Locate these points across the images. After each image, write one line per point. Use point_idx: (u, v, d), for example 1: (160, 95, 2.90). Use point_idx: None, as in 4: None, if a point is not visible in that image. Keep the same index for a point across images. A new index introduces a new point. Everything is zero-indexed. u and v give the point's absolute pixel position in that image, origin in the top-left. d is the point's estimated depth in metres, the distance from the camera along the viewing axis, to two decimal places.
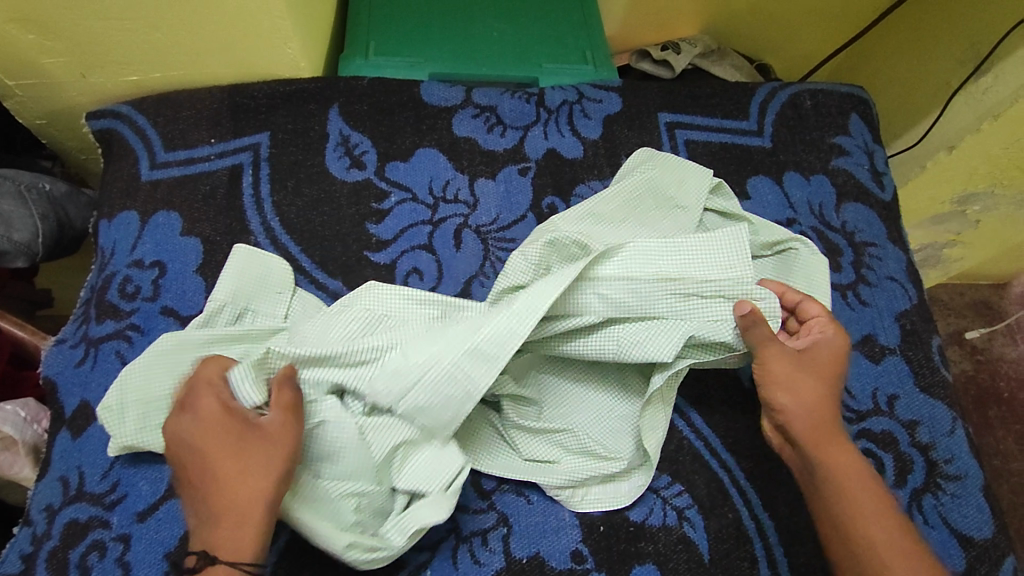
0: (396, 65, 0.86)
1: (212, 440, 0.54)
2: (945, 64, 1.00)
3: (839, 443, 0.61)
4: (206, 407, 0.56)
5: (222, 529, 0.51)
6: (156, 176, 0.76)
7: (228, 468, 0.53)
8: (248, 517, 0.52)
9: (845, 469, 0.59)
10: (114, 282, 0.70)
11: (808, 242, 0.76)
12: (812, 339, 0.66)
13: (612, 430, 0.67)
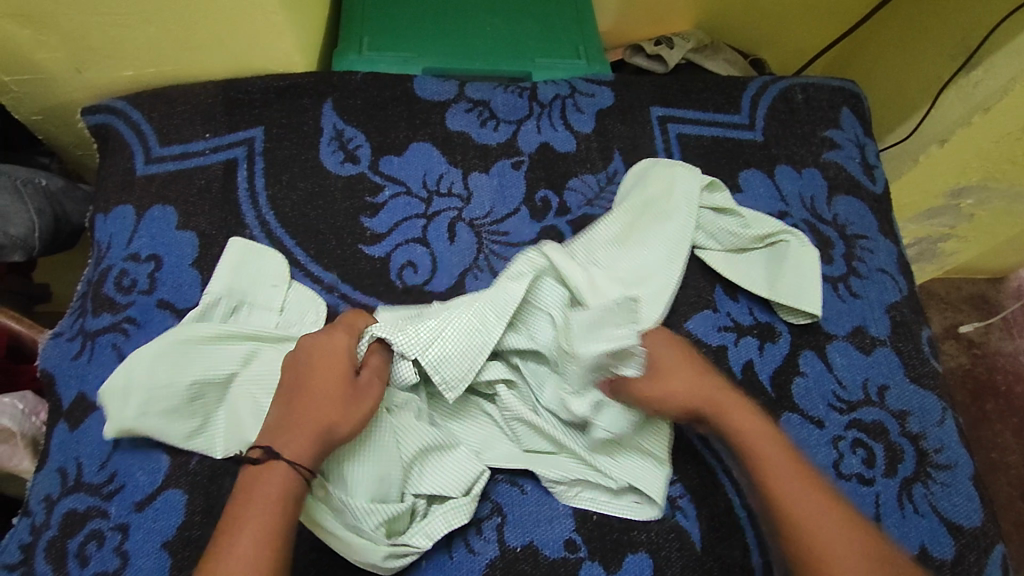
0: (390, 60, 0.86)
1: (319, 369, 0.60)
2: (937, 58, 1.00)
3: (738, 408, 0.63)
4: (336, 342, 0.62)
5: (294, 436, 0.56)
6: (151, 171, 0.77)
7: (329, 398, 0.58)
8: (317, 438, 0.57)
9: (751, 434, 0.62)
10: (110, 275, 0.71)
11: (801, 236, 0.77)
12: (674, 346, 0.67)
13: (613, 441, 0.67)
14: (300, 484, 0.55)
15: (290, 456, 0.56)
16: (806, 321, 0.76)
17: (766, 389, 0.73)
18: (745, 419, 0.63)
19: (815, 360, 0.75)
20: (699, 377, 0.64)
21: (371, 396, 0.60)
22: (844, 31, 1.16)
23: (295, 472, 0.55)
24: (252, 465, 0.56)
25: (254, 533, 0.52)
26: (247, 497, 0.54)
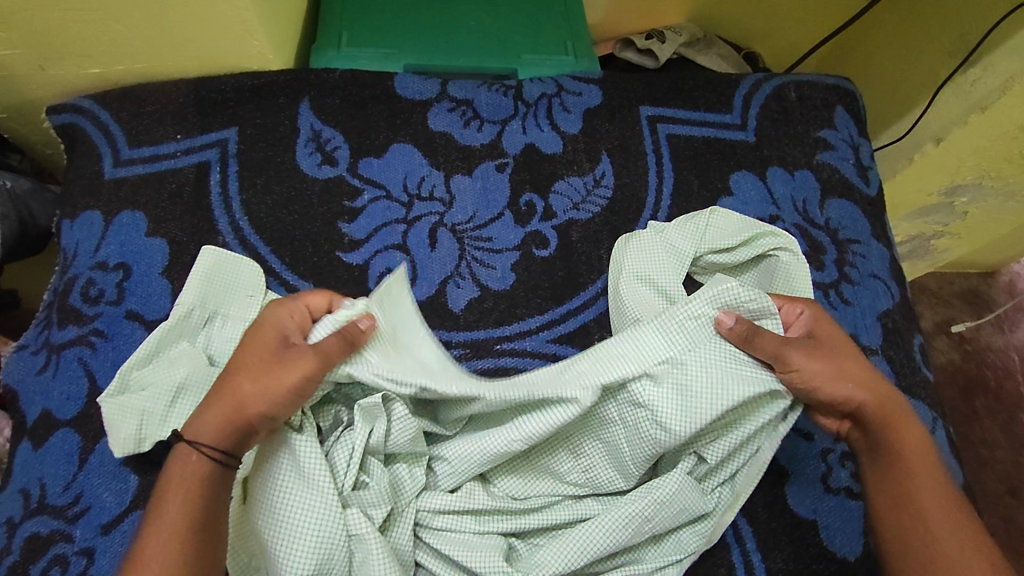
0: (370, 56, 0.83)
1: (256, 341, 0.57)
2: (934, 54, 0.98)
3: (905, 417, 0.60)
4: (276, 313, 0.59)
5: (206, 417, 0.53)
6: (119, 174, 0.73)
7: (250, 376, 0.54)
8: (227, 417, 0.53)
9: (915, 443, 0.59)
10: (76, 285, 0.68)
11: (795, 251, 0.73)
12: (812, 322, 0.63)
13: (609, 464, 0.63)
14: (208, 467, 0.52)
15: (197, 440, 0.52)
16: None
17: None
18: (904, 421, 0.60)
19: None
20: (863, 376, 0.60)
21: (295, 366, 0.54)
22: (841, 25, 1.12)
23: (197, 452, 0.52)
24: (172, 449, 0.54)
25: (164, 515, 0.50)
26: (161, 483, 0.52)
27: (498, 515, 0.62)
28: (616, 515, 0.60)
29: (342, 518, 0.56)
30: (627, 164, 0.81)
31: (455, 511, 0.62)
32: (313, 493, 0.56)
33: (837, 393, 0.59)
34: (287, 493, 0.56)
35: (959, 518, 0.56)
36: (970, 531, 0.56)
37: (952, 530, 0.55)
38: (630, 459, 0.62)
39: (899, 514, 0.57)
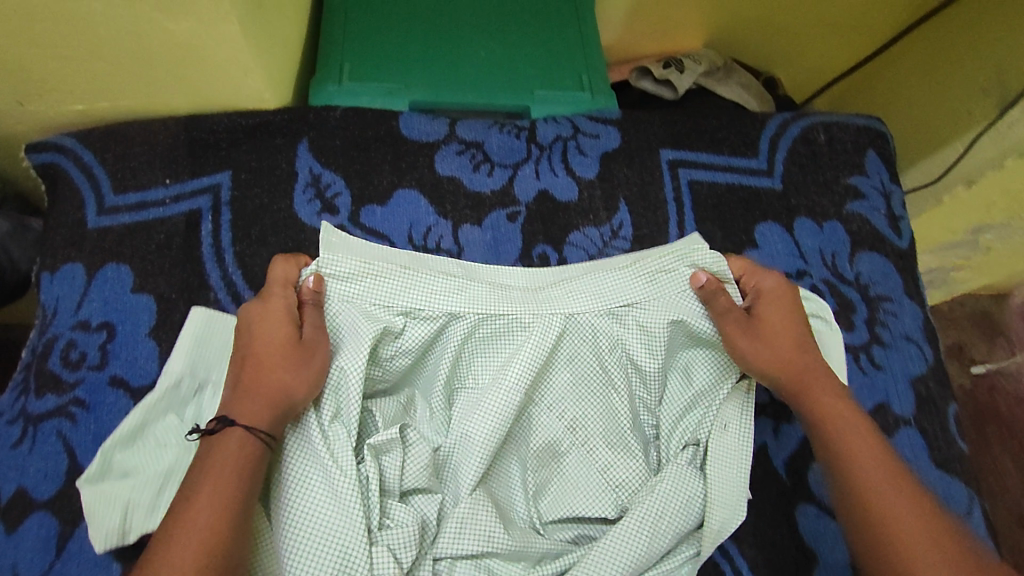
0: (373, 92, 0.77)
1: (263, 328, 0.58)
2: (966, 91, 0.92)
3: (818, 376, 0.61)
4: (273, 294, 0.59)
5: (247, 403, 0.54)
6: (104, 224, 0.68)
7: (283, 366, 0.55)
8: (266, 403, 0.54)
9: (829, 407, 0.59)
10: (56, 348, 0.63)
11: (826, 318, 0.69)
12: (755, 293, 0.66)
13: (599, 468, 0.63)
14: (262, 448, 0.52)
15: (245, 424, 0.53)
16: None
17: (781, 475, 0.67)
18: (822, 383, 0.61)
19: None
20: (792, 345, 0.62)
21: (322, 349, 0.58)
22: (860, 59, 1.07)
23: (251, 437, 0.52)
24: (208, 437, 0.53)
25: (210, 506, 0.48)
26: (202, 473, 0.50)
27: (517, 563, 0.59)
28: (636, 514, 0.59)
29: (363, 565, 0.53)
30: (646, 213, 0.76)
31: (474, 557, 0.58)
32: (333, 535, 0.53)
33: (776, 356, 0.61)
34: (301, 534, 0.53)
35: (881, 465, 0.55)
36: (903, 482, 0.54)
37: (889, 496, 0.53)
38: (619, 438, 0.65)
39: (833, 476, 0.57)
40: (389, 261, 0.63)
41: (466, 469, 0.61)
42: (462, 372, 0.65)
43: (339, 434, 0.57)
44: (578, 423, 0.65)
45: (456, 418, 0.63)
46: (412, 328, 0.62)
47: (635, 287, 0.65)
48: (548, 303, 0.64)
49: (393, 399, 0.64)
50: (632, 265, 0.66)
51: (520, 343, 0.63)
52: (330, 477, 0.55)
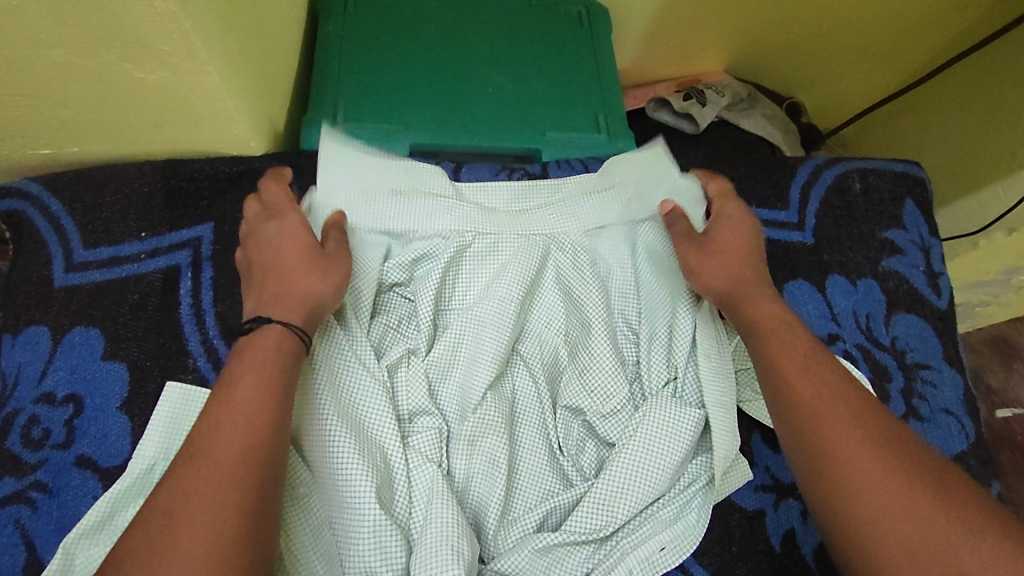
0: (369, 135, 0.70)
1: (275, 250, 0.55)
2: (1008, 133, 0.87)
3: (758, 293, 0.58)
4: (269, 213, 0.57)
5: (281, 304, 0.51)
6: (72, 281, 0.62)
7: (313, 272, 0.54)
8: (297, 309, 0.52)
9: (769, 316, 0.57)
10: (16, 424, 0.57)
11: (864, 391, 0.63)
12: (717, 217, 0.64)
13: (599, 387, 0.62)
14: (297, 347, 0.50)
15: (282, 320, 0.51)
16: None
17: (812, 567, 0.61)
18: (761, 299, 0.58)
19: None
20: (743, 260, 0.60)
21: (343, 261, 0.56)
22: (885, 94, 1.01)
23: (290, 334, 0.50)
24: (242, 335, 0.50)
25: (259, 383, 0.47)
26: (241, 363, 0.48)
27: (538, 488, 0.59)
28: (636, 438, 0.58)
29: (399, 459, 0.55)
30: None
31: (502, 478, 0.57)
32: (363, 439, 0.54)
33: (725, 280, 0.59)
34: (339, 445, 0.53)
35: (818, 376, 0.52)
36: (842, 384, 0.52)
37: (882, 506, 0.45)
38: (608, 364, 0.62)
39: (769, 387, 0.54)
40: (382, 186, 0.66)
41: (472, 380, 0.60)
42: (445, 295, 0.65)
43: (349, 346, 0.57)
44: (577, 347, 0.64)
45: (454, 336, 0.62)
46: (397, 262, 0.65)
47: (610, 211, 0.69)
48: (526, 227, 0.67)
49: (381, 321, 0.63)
50: (598, 228, 0.69)
51: (506, 266, 0.65)
52: (358, 377, 0.56)
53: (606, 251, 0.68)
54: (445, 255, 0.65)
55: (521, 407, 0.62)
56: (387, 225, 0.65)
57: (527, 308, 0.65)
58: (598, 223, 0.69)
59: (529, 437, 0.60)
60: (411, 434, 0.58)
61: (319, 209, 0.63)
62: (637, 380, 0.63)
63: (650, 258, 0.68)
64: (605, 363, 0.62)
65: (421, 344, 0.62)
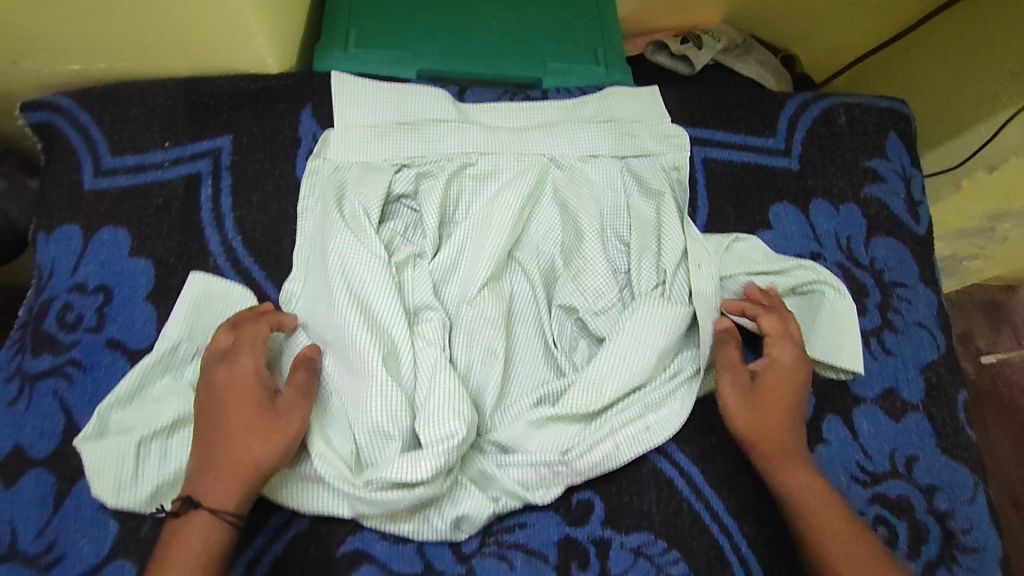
0: (380, 59, 0.75)
1: (234, 396, 0.56)
2: (992, 76, 0.90)
3: (796, 459, 0.60)
4: (236, 351, 0.57)
5: (217, 479, 0.53)
6: (100, 186, 0.67)
7: (252, 435, 0.54)
8: (240, 476, 0.54)
9: (805, 487, 0.59)
10: (51, 309, 0.63)
11: (839, 287, 0.67)
12: (767, 362, 0.63)
13: (591, 288, 0.66)
14: (228, 531, 0.53)
15: (210, 504, 0.53)
16: (844, 376, 0.70)
17: None
18: (794, 463, 0.59)
19: (839, 426, 0.69)
20: (779, 411, 0.60)
21: (296, 417, 0.56)
22: (873, 47, 1.04)
23: (217, 523, 0.53)
24: (173, 520, 0.53)
25: None
26: (164, 554, 0.51)
27: (535, 376, 0.64)
28: (626, 326, 0.62)
29: (405, 341, 0.59)
30: None
31: (496, 365, 0.62)
32: (375, 321, 0.59)
33: (759, 423, 0.60)
34: (349, 322, 0.58)
35: (846, 538, 0.56)
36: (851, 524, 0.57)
37: None
38: (601, 265, 0.67)
39: (789, 515, 0.59)
40: (388, 117, 0.71)
41: (471, 277, 0.64)
42: (449, 208, 0.69)
43: (361, 245, 0.62)
44: (571, 254, 0.68)
45: (457, 239, 0.66)
46: (405, 177, 0.69)
47: (600, 142, 0.73)
48: (523, 148, 0.71)
49: (391, 226, 0.67)
50: (590, 156, 0.72)
51: (508, 181, 0.68)
52: (368, 269, 0.61)
53: (601, 174, 0.71)
54: (457, 175, 0.69)
55: (520, 310, 0.67)
56: (395, 152, 0.70)
57: (526, 218, 0.69)
58: (589, 150, 0.72)
59: (527, 332, 0.66)
60: (419, 322, 0.62)
61: (338, 137, 0.69)
62: (627, 287, 0.68)
63: (638, 184, 0.72)
64: (598, 268, 0.67)
65: (428, 247, 0.66)
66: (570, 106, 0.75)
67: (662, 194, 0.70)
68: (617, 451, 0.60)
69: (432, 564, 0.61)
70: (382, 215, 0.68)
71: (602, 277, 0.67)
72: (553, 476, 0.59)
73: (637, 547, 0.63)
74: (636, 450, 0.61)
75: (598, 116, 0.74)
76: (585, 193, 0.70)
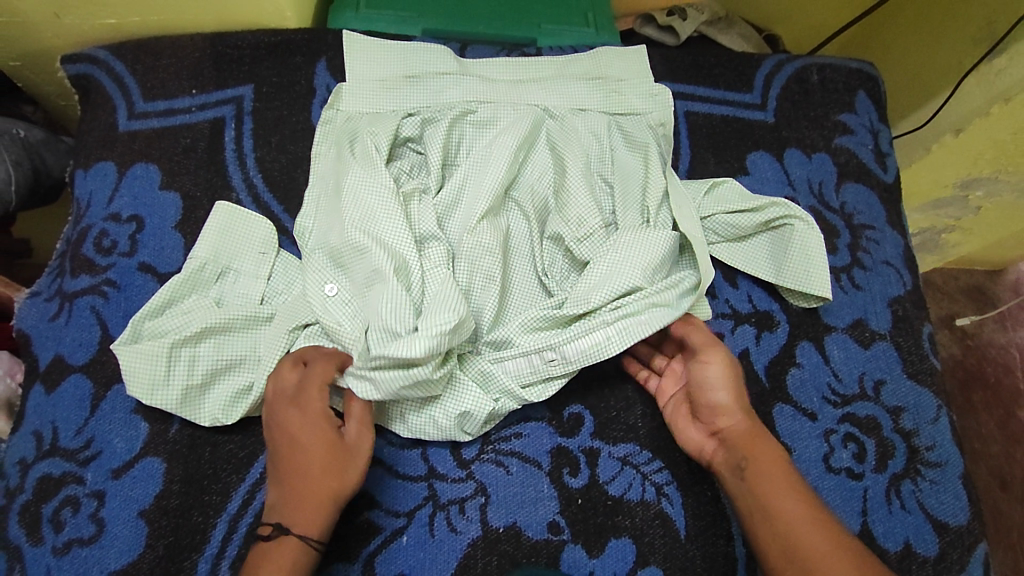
0: (388, 19, 0.83)
1: (307, 437, 0.58)
2: (956, 44, 0.95)
3: (758, 435, 0.62)
4: (309, 394, 0.59)
5: (301, 511, 0.56)
6: (134, 127, 0.73)
7: (325, 470, 0.57)
8: (320, 506, 0.56)
9: (743, 431, 0.63)
10: (90, 236, 0.69)
11: (807, 220, 0.74)
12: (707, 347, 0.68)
13: (583, 223, 0.71)
14: (312, 554, 0.56)
15: (299, 530, 0.55)
16: (816, 304, 0.75)
17: (762, 380, 0.72)
18: (762, 444, 0.62)
19: (812, 352, 0.74)
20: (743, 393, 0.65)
21: (365, 449, 0.59)
22: (848, 21, 1.11)
23: (304, 546, 0.55)
24: (263, 542, 0.56)
25: None
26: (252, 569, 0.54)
27: (523, 304, 0.71)
28: (616, 248, 0.68)
29: (415, 262, 0.65)
30: None
31: (493, 289, 0.68)
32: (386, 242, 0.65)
33: (713, 388, 0.64)
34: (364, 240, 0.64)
35: (798, 496, 0.58)
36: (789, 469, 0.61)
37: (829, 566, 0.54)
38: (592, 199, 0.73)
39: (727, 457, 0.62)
40: (396, 73, 0.77)
41: (471, 210, 0.70)
42: (451, 151, 0.75)
43: (372, 178, 0.68)
44: (562, 192, 0.74)
45: (458, 178, 0.72)
46: (411, 122, 0.75)
47: (590, 97, 0.79)
48: (520, 99, 0.77)
49: (393, 166, 0.73)
50: (580, 109, 0.79)
51: (506, 126, 0.74)
52: (378, 199, 0.67)
53: (591, 122, 0.78)
54: (461, 121, 0.75)
55: (520, 243, 0.73)
56: (402, 104, 0.76)
57: (523, 161, 0.74)
58: (579, 103, 0.79)
59: (524, 260, 0.72)
60: (426, 248, 0.68)
61: (350, 87, 0.75)
62: (614, 222, 0.73)
63: (625, 136, 0.78)
64: (586, 201, 0.72)
65: (433, 184, 0.72)
66: (562, 63, 0.82)
67: (647, 144, 0.76)
68: (607, 343, 0.66)
69: (435, 468, 0.66)
70: (391, 156, 0.75)
71: (591, 215, 0.72)
72: (544, 366, 0.66)
73: (624, 456, 0.68)
74: (627, 341, 0.65)
75: (589, 73, 0.81)
76: (575, 139, 0.76)
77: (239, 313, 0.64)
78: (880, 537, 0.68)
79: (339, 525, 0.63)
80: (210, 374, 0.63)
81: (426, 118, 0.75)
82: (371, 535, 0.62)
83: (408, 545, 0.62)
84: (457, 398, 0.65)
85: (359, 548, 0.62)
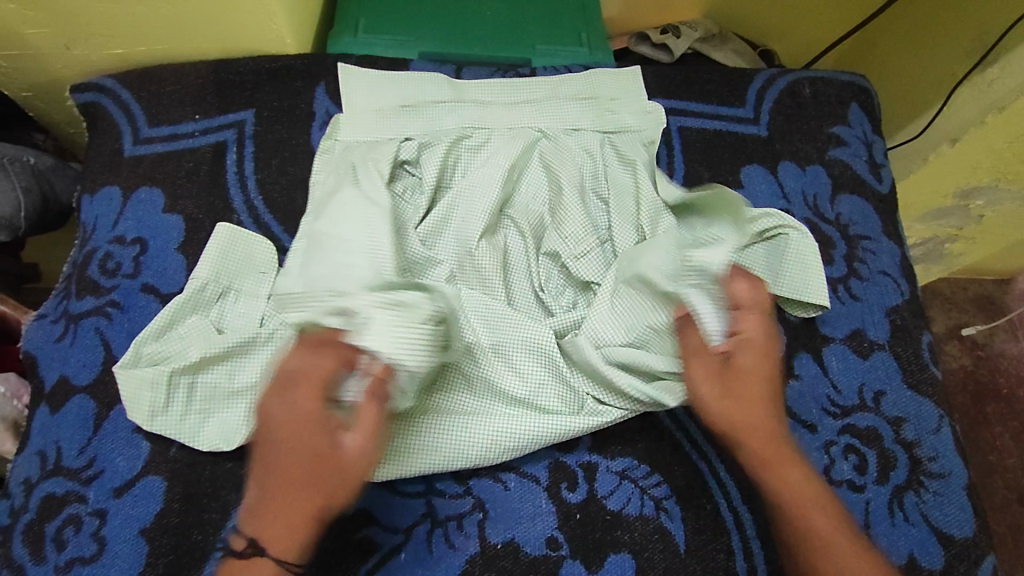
0: (386, 43, 0.86)
1: (291, 443, 0.54)
2: (949, 54, 0.96)
3: (790, 463, 0.61)
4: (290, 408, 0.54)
5: (282, 532, 0.52)
6: (139, 152, 0.75)
7: (307, 485, 0.53)
8: (306, 526, 0.53)
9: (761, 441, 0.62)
10: (95, 258, 0.71)
11: (802, 230, 0.75)
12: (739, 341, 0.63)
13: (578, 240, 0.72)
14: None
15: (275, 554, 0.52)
16: (814, 313, 0.75)
17: None
18: (788, 469, 0.61)
19: (810, 363, 0.74)
20: (759, 406, 0.62)
21: (366, 459, 0.54)
22: (843, 34, 1.12)
23: (280, 569, 0.52)
24: (237, 559, 0.53)
25: None
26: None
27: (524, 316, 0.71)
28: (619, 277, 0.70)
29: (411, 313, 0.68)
30: None
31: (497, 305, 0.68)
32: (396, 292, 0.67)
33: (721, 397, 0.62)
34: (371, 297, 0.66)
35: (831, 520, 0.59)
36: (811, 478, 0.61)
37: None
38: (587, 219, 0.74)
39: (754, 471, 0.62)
40: (394, 98, 0.79)
41: (467, 229, 0.71)
42: (448, 172, 0.76)
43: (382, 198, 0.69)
44: (556, 209, 0.75)
45: (454, 196, 0.73)
46: (408, 143, 0.76)
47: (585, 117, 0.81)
48: (514, 122, 0.79)
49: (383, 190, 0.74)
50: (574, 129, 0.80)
51: (500, 147, 0.75)
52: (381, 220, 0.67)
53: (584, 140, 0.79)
54: (459, 142, 0.76)
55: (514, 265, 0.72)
56: (399, 127, 0.78)
57: (517, 180, 0.76)
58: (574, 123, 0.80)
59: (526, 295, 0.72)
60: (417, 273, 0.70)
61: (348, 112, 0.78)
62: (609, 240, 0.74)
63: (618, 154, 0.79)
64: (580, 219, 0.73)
65: (424, 205, 0.73)
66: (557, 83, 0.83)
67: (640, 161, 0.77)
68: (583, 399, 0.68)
69: (433, 484, 0.66)
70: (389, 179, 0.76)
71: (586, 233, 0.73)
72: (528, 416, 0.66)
73: (622, 471, 0.68)
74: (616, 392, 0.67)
75: (583, 92, 0.82)
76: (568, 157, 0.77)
77: (235, 339, 0.64)
78: (885, 550, 0.67)
79: (338, 541, 0.63)
80: (208, 399, 0.64)
81: (423, 140, 0.76)
82: (369, 552, 0.62)
83: (406, 563, 0.62)
84: (436, 430, 0.65)
85: (357, 566, 0.62)
